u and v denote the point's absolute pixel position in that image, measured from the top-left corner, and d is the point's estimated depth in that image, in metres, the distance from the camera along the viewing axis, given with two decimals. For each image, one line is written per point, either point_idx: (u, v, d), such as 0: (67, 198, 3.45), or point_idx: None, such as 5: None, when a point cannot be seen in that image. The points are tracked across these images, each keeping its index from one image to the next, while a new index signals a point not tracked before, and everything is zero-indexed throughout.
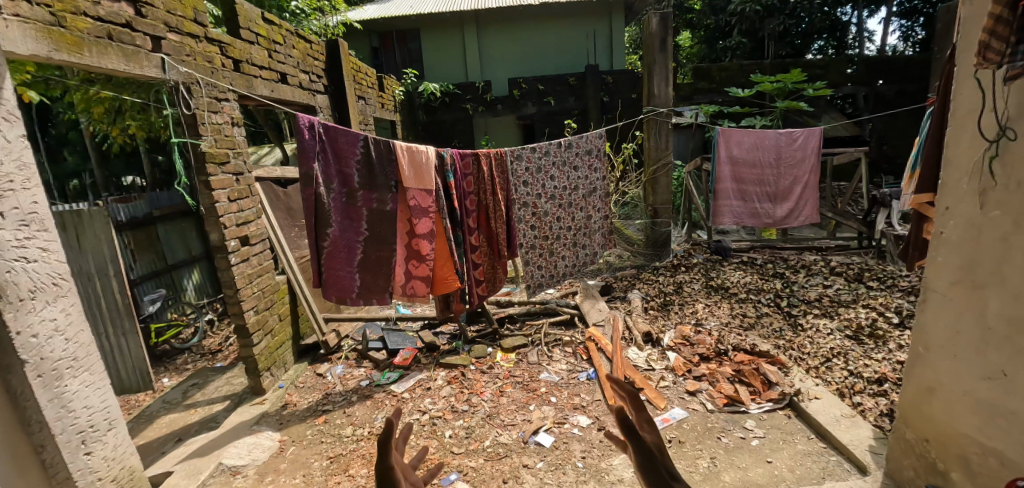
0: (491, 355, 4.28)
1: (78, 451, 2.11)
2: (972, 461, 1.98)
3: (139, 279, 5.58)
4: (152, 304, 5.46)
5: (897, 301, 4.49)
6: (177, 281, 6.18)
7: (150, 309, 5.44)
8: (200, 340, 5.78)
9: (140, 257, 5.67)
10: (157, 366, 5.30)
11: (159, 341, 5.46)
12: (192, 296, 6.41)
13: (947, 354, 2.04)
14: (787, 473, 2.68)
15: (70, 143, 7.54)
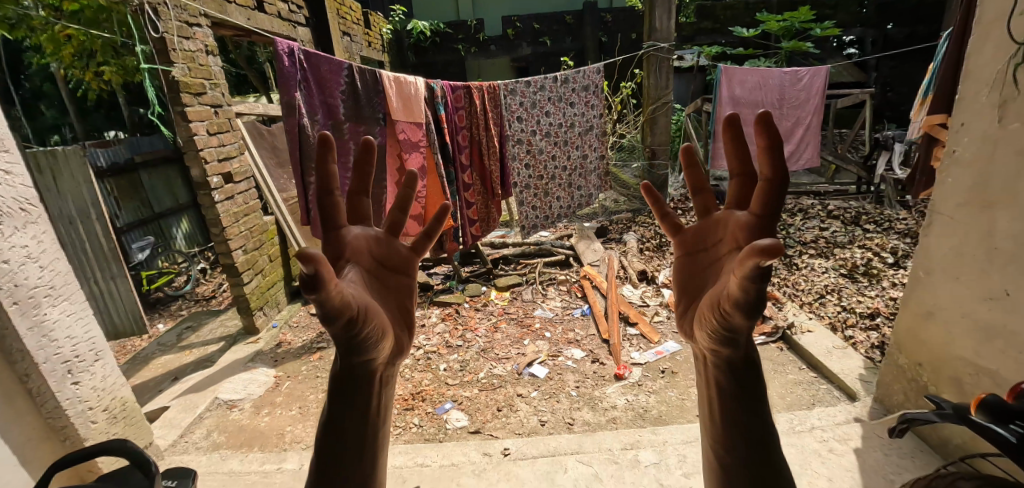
0: (486, 294, 4.30)
1: (66, 381, 2.08)
2: (965, 382, 1.98)
3: (126, 228, 5.45)
4: (141, 252, 5.35)
5: (893, 241, 4.41)
6: (164, 229, 6.06)
7: (140, 257, 5.34)
8: (193, 288, 5.72)
9: (124, 205, 5.50)
10: (151, 313, 5.27)
11: (152, 288, 5.26)
12: (181, 245, 6.31)
13: (950, 278, 2.01)
14: (777, 399, 2.73)
15: (47, 96, 6.97)
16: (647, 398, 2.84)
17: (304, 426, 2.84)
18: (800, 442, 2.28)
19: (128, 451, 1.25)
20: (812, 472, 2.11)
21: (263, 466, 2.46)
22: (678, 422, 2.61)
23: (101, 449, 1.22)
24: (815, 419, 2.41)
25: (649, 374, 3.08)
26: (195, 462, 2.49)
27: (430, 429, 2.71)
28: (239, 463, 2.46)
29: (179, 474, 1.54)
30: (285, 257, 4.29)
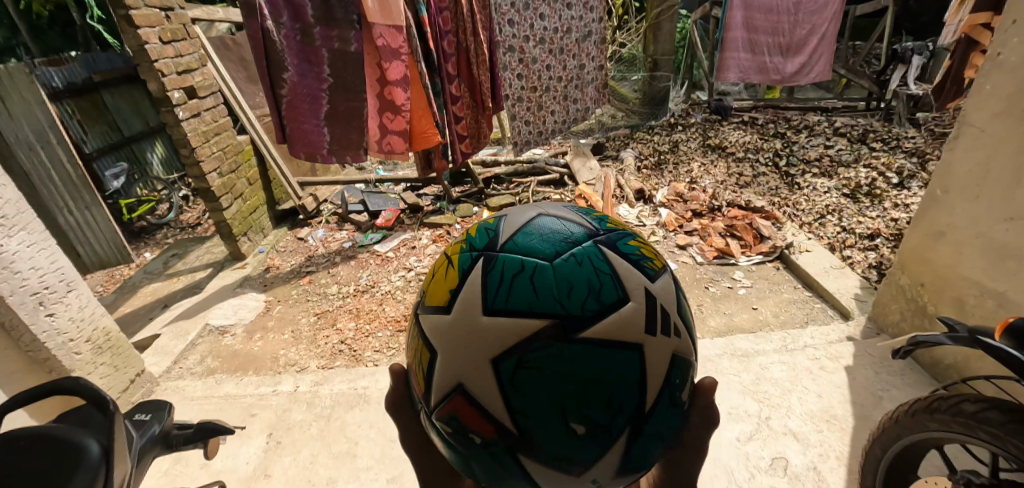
0: (478, 214, 4.16)
1: (39, 313, 1.99)
2: (967, 302, 1.94)
3: (96, 154, 5.09)
4: (116, 180, 5.03)
5: (900, 161, 4.03)
6: (138, 154, 5.65)
7: (115, 185, 5.04)
8: (177, 216, 5.51)
9: (90, 129, 5.03)
10: (136, 242, 5.13)
11: (133, 217, 5.10)
12: (159, 171, 5.92)
13: (968, 197, 1.90)
14: (770, 318, 2.72)
15: None
16: None
17: (297, 349, 2.83)
18: (792, 361, 2.30)
19: (81, 388, 1.16)
20: (802, 389, 2.15)
21: (259, 389, 2.47)
22: None
23: (47, 388, 1.13)
24: (808, 338, 2.42)
25: None
26: (190, 387, 2.50)
27: None
28: (234, 386, 2.47)
29: (156, 406, 1.49)
30: (266, 180, 4.07)
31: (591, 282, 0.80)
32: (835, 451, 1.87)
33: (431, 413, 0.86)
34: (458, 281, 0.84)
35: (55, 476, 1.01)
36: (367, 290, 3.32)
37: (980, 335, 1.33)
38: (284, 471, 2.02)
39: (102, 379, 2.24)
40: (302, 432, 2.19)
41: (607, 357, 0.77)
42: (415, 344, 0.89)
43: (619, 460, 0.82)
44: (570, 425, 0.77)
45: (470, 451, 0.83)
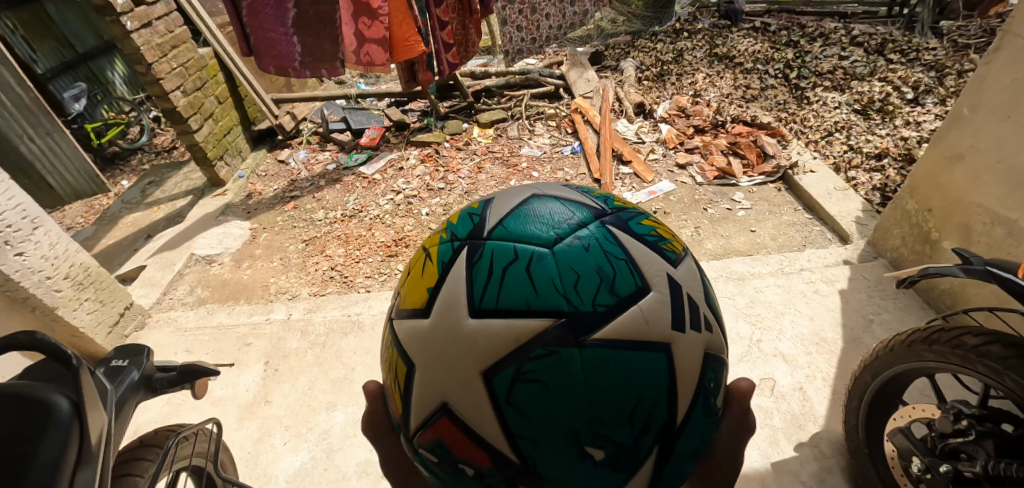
0: (467, 132, 3.93)
1: (6, 253, 1.88)
2: (974, 230, 1.88)
3: (49, 74, 4.62)
4: (76, 102, 4.63)
5: (917, 75, 3.57)
6: (97, 73, 5.15)
7: (77, 108, 4.65)
8: (150, 140, 5.18)
9: (36, 45, 4.58)
10: (110, 169, 4.87)
11: (103, 143, 4.79)
12: (124, 91, 5.40)
13: (998, 117, 1.76)
14: (768, 241, 2.66)
15: None
16: None
17: (287, 277, 2.78)
18: (787, 284, 2.27)
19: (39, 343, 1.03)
20: (795, 312, 2.13)
21: (251, 318, 2.43)
22: None
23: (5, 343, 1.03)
24: (805, 262, 2.37)
25: None
26: (183, 318, 2.48)
27: None
28: (227, 316, 2.44)
29: (133, 351, 1.39)
30: (235, 98, 3.75)
31: (599, 269, 0.72)
32: (822, 373, 1.89)
33: (413, 439, 0.77)
34: (439, 278, 0.76)
35: (24, 435, 0.90)
36: (355, 215, 3.20)
37: (998, 269, 1.21)
38: (283, 397, 2.04)
39: (89, 314, 2.21)
40: (298, 359, 2.18)
41: (623, 360, 0.67)
42: (392, 357, 0.80)
43: (642, 484, 0.73)
44: (583, 450, 0.67)
45: (462, 482, 0.74)
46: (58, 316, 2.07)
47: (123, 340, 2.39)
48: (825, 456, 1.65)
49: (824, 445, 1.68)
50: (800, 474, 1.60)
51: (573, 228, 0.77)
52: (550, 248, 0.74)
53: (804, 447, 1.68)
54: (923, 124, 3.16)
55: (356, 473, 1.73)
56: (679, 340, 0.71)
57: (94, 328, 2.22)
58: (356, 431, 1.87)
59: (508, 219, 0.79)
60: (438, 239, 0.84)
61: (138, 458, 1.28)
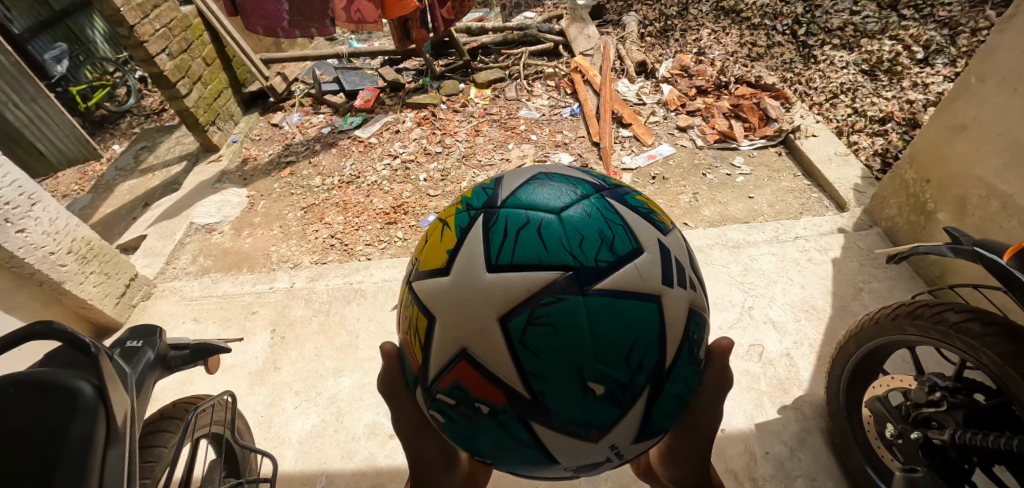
0: (464, 92, 3.84)
1: (8, 230, 1.89)
2: (970, 202, 1.88)
3: (27, 34, 4.45)
4: (59, 64, 4.55)
5: (928, 33, 3.40)
6: (77, 31, 4.93)
7: (60, 70, 4.58)
8: (138, 102, 5.06)
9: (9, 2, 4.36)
10: (100, 134, 4.78)
11: (89, 106, 4.70)
12: (106, 51, 5.17)
13: (1006, 88, 1.71)
14: (766, 208, 2.67)
15: None
16: None
17: (288, 245, 2.80)
18: (781, 252, 2.28)
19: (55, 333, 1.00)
20: (787, 279, 2.15)
21: (256, 287, 2.46)
22: None
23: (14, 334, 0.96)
24: (801, 230, 2.37)
25: (639, 180, 2.95)
26: (188, 287, 2.52)
27: (415, 243, 2.68)
28: (232, 285, 2.47)
29: (147, 331, 1.35)
30: (223, 59, 3.65)
31: (599, 232, 0.81)
32: (808, 339, 1.93)
33: (431, 386, 0.84)
34: (458, 241, 0.84)
35: (52, 420, 0.87)
36: (352, 181, 3.18)
37: (987, 250, 1.17)
38: (291, 364, 2.10)
39: (96, 286, 2.25)
40: (304, 327, 2.23)
41: (621, 307, 0.76)
42: (412, 314, 0.87)
43: (635, 424, 0.82)
44: (587, 386, 0.75)
45: (479, 420, 0.81)
46: (65, 290, 2.11)
47: (132, 310, 2.44)
48: (807, 418, 1.71)
49: (807, 408, 1.73)
50: (782, 434, 1.67)
51: (575, 200, 0.87)
52: (556, 215, 0.83)
53: (788, 409, 1.74)
54: (930, 86, 3.09)
55: (365, 434, 1.83)
56: (668, 292, 0.80)
57: (101, 300, 2.26)
58: (363, 395, 1.95)
59: (518, 190, 0.89)
60: (454, 211, 0.92)
61: (161, 430, 1.34)
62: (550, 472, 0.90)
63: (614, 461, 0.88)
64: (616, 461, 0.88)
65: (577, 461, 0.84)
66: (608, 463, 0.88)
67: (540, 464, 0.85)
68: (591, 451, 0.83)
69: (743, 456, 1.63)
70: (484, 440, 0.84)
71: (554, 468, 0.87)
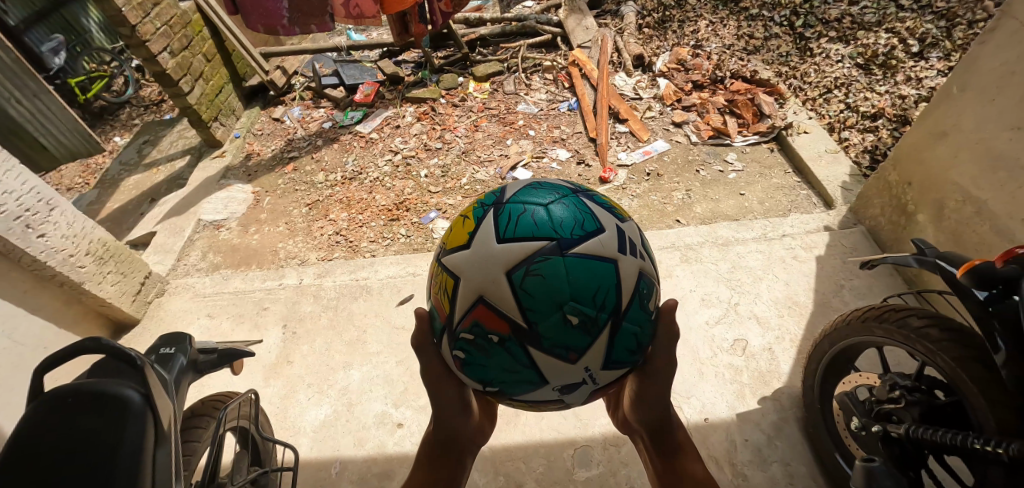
0: (463, 86, 3.89)
1: (30, 235, 1.97)
2: (947, 206, 1.98)
3: (23, 25, 4.45)
4: (57, 56, 4.57)
5: (926, 26, 3.43)
6: (73, 21, 4.91)
7: (58, 62, 4.60)
8: (138, 93, 5.09)
9: None
10: (101, 126, 4.83)
11: (88, 98, 4.73)
12: (103, 41, 5.17)
13: (983, 98, 1.79)
14: (756, 205, 2.76)
15: None
16: (629, 203, 2.86)
17: (294, 242, 2.88)
18: (768, 250, 2.38)
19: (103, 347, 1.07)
20: (773, 276, 2.26)
21: (266, 283, 2.55)
22: (657, 227, 2.68)
23: (70, 352, 1.03)
24: (788, 228, 2.47)
25: (634, 177, 3.03)
26: (200, 284, 2.62)
27: (418, 239, 2.77)
28: (242, 282, 2.56)
29: (177, 338, 1.41)
30: (223, 53, 3.74)
31: (575, 219, 1.05)
32: (790, 334, 2.05)
33: (455, 329, 1.06)
34: (476, 225, 1.09)
35: (106, 428, 0.96)
36: (355, 177, 3.26)
37: (948, 263, 1.25)
38: (303, 358, 2.20)
39: (113, 285, 2.35)
40: (313, 322, 2.33)
41: (591, 265, 1.00)
42: (441, 278, 1.09)
43: (603, 352, 1.03)
44: (566, 317, 0.97)
45: (491, 351, 1.02)
46: (86, 290, 2.21)
47: (147, 306, 2.54)
48: (785, 408, 1.84)
49: (785, 398, 1.86)
50: (761, 423, 1.81)
51: (558, 197, 1.11)
52: (543, 207, 1.07)
53: (767, 400, 1.87)
54: (923, 80, 3.14)
55: (375, 423, 1.96)
56: (623, 258, 1.04)
57: (119, 298, 2.36)
58: (372, 386, 2.07)
59: (516, 192, 1.13)
60: (470, 208, 1.16)
61: (194, 426, 1.46)
62: (540, 398, 1.09)
63: (590, 385, 1.08)
64: (593, 387, 1.08)
65: (561, 382, 1.04)
66: (585, 388, 1.07)
67: (533, 386, 1.05)
68: (571, 372, 1.03)
69: (724, 443, 1.77)
70: (493, 368, 1.04)
71: (544, 392, 1.07)
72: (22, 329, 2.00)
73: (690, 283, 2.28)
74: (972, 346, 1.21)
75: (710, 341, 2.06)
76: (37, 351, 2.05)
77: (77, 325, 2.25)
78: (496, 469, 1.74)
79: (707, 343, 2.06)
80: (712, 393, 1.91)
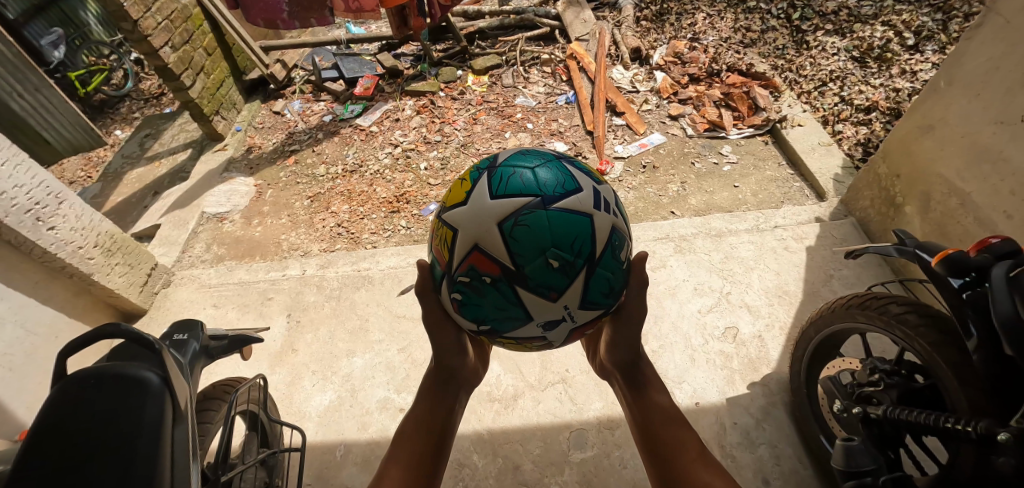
0: (462, 79, 3.92)
1: (40, 228, 2.02)
2: (933, 198, 2.03)
3: (23, 18, 4.49)
4: (56, 50, 4.63)
5: (922, 19, 3.46)
6: (71, 14, 4.91)
7: (58, 56, 4.67)
8: (137, 86, 5.11)
9: None
10: (101, 119, 4.85)
11: (88, 91, 4.78)
12: (100, 34, 5.14)
13: (969, 93, 1.84)
14: (749, 197, 2.81)
15: None
16: (626, 195, 2.91)
17: (297, 234, 2.94)
18: (760, 240, 2.43)
19: (124, 333, 1.12)
20: (764, 267, 2.32)
21: (269, 274, 2.60)
22: (652, 219, 2.73)
23: (92, 336, 1.09)
24: (780, 219, 2.52)
25: (631, 169, 3.08)
26: (204, 275, 2.67)
27: (419, 231, 2.83)
28: (247, 273, 2.61)
29: (189, 325, 1.47)
30: (223, 47, 3.79)
31: (557, 179, 1.14)
32: (779, 322, 2.12)
33: (454, 273, 1.14)
34: (472, 185, 1.17)
35: (128, 405, 1.02)
36: (356, 170, 3.31)
37: (925, 252, 1.31)
38: (308, 346, 2.26)
39: (121, 276, 2.40)
40: (317, 312, 2.39)
41: (571, 218, 1.09)
42: (440, 232, 1.18)
43: (581, 292, 1.12)
44: (549, 260, 1.07)
45: (484, 291, 1.11)
46: (94, 281, 2.26)
47: (154, 297, 2.59)
48: (773, 393, 1.91)
49: (773, 384, 1.93)
50: (750, 407, 1.88)
51: (544, 161, 1.19)
52: (530, 169, 1.15)
53: (756, 385, 1.93)
54: (918, 73, 3.18)
55: (377, 408, 2.03)
56: (598, 214, 1.13)
57: (127, 289, 2.42)
58: (374, 373, 2.14)
59: (508, 157, 1.21)
60: (467, 172, 1.25)
61: (207, 409, 1.53)
62: (526, 336, 1.19)
63: (570, 323, 1.17)
64: (572, 326, 1.18)
65: (544, 319, 1.14)
66: (565, 326, 1.17)
67: (519, 323, 1.14)
68: (552, 310, 1.12)
69: (714, 426, 1.84)
70: (486, 307, 1.14)
71: (528, 329, 1.16)
72: (34, 319, 2.06)
73: (683, 273, 2.34)
74: (946, 332, 1.27)
75: (701, 328, 2.13)
76: (49, 341, 2.11)
77: (87, 315, 2.30)
78: (495, 451, 1.82)
79: (699, 330, 2.12)
80: (703, 378, 1.97)
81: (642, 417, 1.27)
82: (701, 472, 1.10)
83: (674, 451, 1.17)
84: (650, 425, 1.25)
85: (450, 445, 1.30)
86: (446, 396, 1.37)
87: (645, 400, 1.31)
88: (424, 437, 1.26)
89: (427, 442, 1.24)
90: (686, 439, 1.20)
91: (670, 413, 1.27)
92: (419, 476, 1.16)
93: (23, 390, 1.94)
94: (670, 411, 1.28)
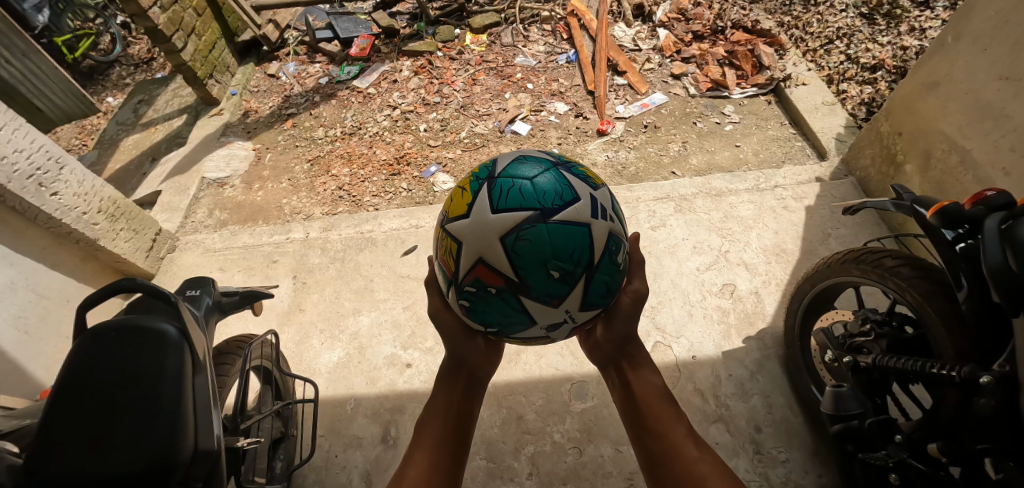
0: (460, 38, 3.84)
1: (44, 194, 2.03)
2: (934, 155, 2.03)
3: None
4: (40, 14, 4.52)
5: None
6: None
7: (42, 20, 4.55)
8: (125, 50, 5.02)
9: None
10: (92, 85, 4.76)
11: (78, 58, 4.72)
12: None
13: (976, 47, 1.81)
14: (750, 157, 2.81)
15: None
16: (626, 155, 2.90)
17: (298, 197, 2.94)
18: (760, 201, 2.44)
19: (139, 287, 1.15)
20: (762, 226, 2.34)
21: (273, 238, 2.62)
22: (653, 180, 2.74)
23: (110, 290, 1.12)
24: (781, 178, 2.52)
25: (632, 129, 3.06)
26: (209, 240, 2.68)
27: (420, 193, 2.83)
28: (250, 237, 2.63)
29: (201, 281, 1.52)
30: (212, 8, 3.70)
31: (555, 190, 1.14)
32: (776, 279, 2.16)
33: (461, 283, 1.17)
34: (472, 197, 1.17)
35: (148, 358, 1.05)
36: (355, 133, 3.29)
37: (921, 206, 1.31)
38: (314, 306, 2.31)
39: (127, 242, 2.42)
40: (321, 274, 2.42)
41: (570, 230, 1.10)
42: (445, 243, 1.20)
43: (582, 297, 1.17)
44: (550, 272, 1.10)
45: (490, 301, 1.15)
46: (100, 246, 2.28)
47: (160, 262, 2.62)
48: (767, 346, 1.97)
49: (767, 338, 2.00)
50: (744, 360, 1.94)
51: (543, 170, 1.19)
52: (529, 179, 1.15)
53: (751, 339, 2.00)
54: (926, 31, 3.12)
55: (385, 364, 2.09)
56: (596, 222, 1.15)
57: (133, 254, 2.45)
58: (380, 331, 2.19)
59: (506, 167, 1.19)
60: (467, 179, 1.24)
61: (223, 363, 1.59)
62: (530, 336, 1.24)
63: (571, 323, 1.22)
64: (573, 325, 1.23)
65: (546, 322, 1.18)
66: (566, 326, 1.23)
67: (524, 326, 1.19)
68: (554, 315, 1.17)
69: (709, 377, 1.91)
70: (492, 314, 1.18)
71: (533, 331, 1.22)
72: (45, 284, 2.09)
73: (682, 232, 2.36)
74: (939, 283, 1.31)
75: (699, 285, 2.17)
76: (61, 304, 2.15)
77: (95, 279, 2.33)
78: (499, 402, 1.89)
79: (698, 287, 2.17)
80: (701, 333, 2.03)
81: (632, 397, 1.32)
82: (689, 447, 1.15)
83: (663, 427, 1.22)
84: (638, 402, 1.30)
85: (471, 424, 1.36)
86: (457, 377, 1.40)
87: (637, 379, 1.35)
88: (442, 416, 1.32)
89: (446, 422, 1.30)
90: (674, 416, 1.24)
91: (662, 391, 1.31)
92: (444, 452, 1.23)
93: (40, 353, 2.00)
94: (660, 388, 1.32)
